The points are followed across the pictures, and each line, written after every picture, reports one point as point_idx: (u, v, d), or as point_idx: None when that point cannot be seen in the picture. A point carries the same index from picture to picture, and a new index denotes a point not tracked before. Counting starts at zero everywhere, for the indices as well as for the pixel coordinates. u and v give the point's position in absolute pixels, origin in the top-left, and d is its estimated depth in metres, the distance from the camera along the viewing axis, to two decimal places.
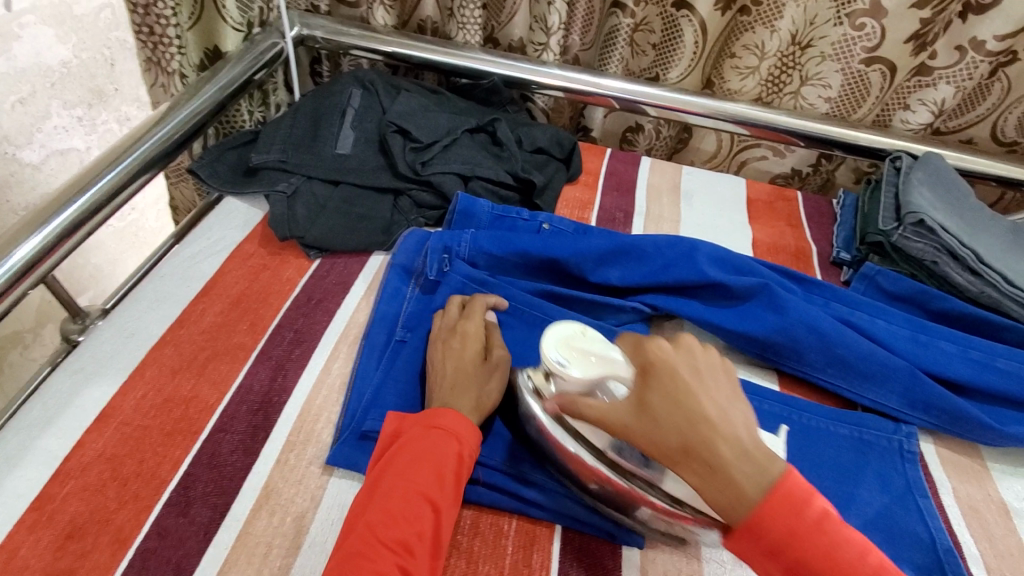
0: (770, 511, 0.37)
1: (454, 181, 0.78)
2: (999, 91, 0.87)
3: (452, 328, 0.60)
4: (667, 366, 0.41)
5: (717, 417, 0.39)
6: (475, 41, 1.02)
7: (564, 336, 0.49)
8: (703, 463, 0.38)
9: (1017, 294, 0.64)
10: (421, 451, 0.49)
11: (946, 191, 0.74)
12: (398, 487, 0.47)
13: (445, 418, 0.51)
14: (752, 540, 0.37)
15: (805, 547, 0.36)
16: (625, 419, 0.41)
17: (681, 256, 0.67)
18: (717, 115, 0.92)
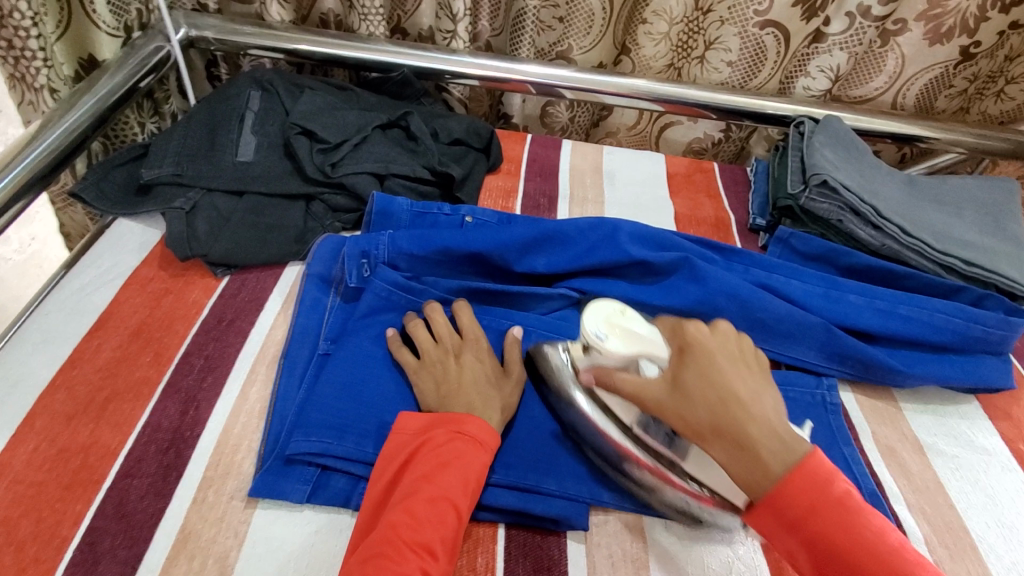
0: (793, 485, 0.41)
1: (368, 181, 0.74)
2: (895, 60, 0.90)
3: (457, 341, 0.60)
4: (705, 351, 0.48)
5: (748, 400, 0.45)
6: (380, 33, 0.98)
7: (606, 313, 0.53)
8: (731, 437, 0.44)
9: (914, 244, 0.68)
10: (447, 457, 0.49)
11: (846, 152, 0.77)
12: (421, 489, 0.47)
13: (471, 424, 0.51)
14: (775, 515, 0.42)
15: (828, 522, 0.40)
16: (662, 395, 0.48)
17: (605, 238, 0.67)
18: (632, 93, 0.93)
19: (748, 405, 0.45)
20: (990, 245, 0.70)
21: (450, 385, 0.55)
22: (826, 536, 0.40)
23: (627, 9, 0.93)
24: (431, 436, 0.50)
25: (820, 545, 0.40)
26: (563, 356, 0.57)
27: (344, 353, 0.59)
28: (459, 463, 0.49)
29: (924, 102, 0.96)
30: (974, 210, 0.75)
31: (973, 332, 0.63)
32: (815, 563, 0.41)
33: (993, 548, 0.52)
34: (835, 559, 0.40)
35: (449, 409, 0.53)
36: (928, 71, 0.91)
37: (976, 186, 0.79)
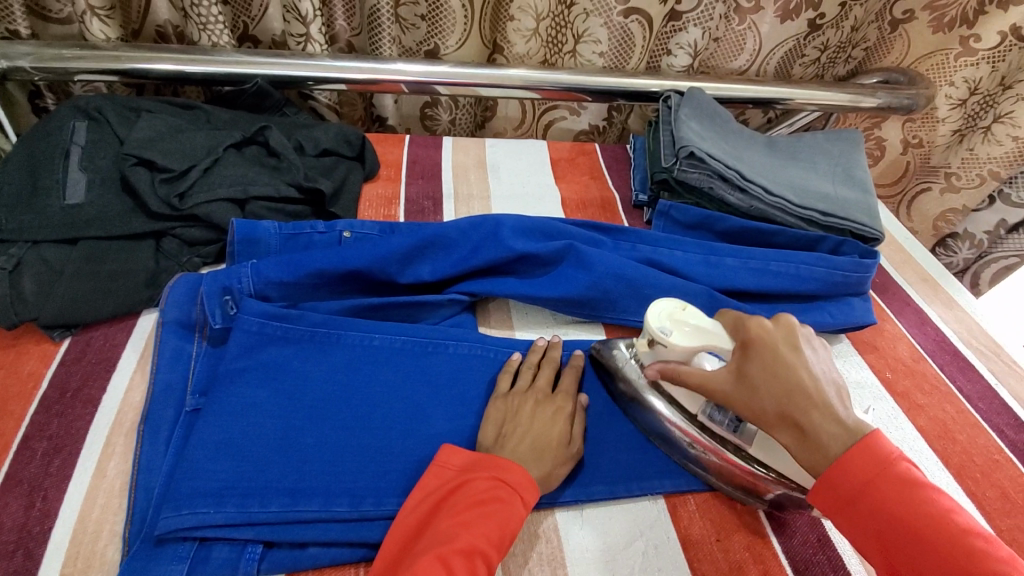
0: (851, 461, 0.42)
1: (225, 208, 0.67)
2: (753, 40, 0.96)
3: (547, 389, 0.57)
4: (770, 344, 0.48)
5: (814, 388, 0.46)
6: (225, 42, 0.90)
7: (667, 310, 0.53)
8: (797, 424, 0.45)
9: (777, 203, 0.72)
10: (487, 504, 0.46)
11: (710, 121, 0.81)
12: (458, 536, 0.44)
13: (513, 475, 0.48)
14: (828, 490, 0.43)
15: (884, 492, 0.41)
16: (726, 387, 0.48)
17: (487, 238, 0.65)
18: (503, 83, 0.91)
19: (814, 392, 0.45)
20: (843, 194, 0.76)
21: (513, 422, 0.54)
22: (884, 511, 0.41)
23: (491, 8, 0.91)
24: (471, 480, 0.48)
25: (877, 514, 0.41)
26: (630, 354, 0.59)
27: (214, 405, 0.53)
28: (496, 511, 0.46)
29: (782, 71, 1.01)
30: (826, 163, 0.81)
31: (834, 278, 0.68)
32: (877, 536, 0.42)
33: None
34: (895, 531, 0.41)
35: (495, 455, 0.51)
36: (781, 45, 0.97)
37: (826, 140, 0.85)
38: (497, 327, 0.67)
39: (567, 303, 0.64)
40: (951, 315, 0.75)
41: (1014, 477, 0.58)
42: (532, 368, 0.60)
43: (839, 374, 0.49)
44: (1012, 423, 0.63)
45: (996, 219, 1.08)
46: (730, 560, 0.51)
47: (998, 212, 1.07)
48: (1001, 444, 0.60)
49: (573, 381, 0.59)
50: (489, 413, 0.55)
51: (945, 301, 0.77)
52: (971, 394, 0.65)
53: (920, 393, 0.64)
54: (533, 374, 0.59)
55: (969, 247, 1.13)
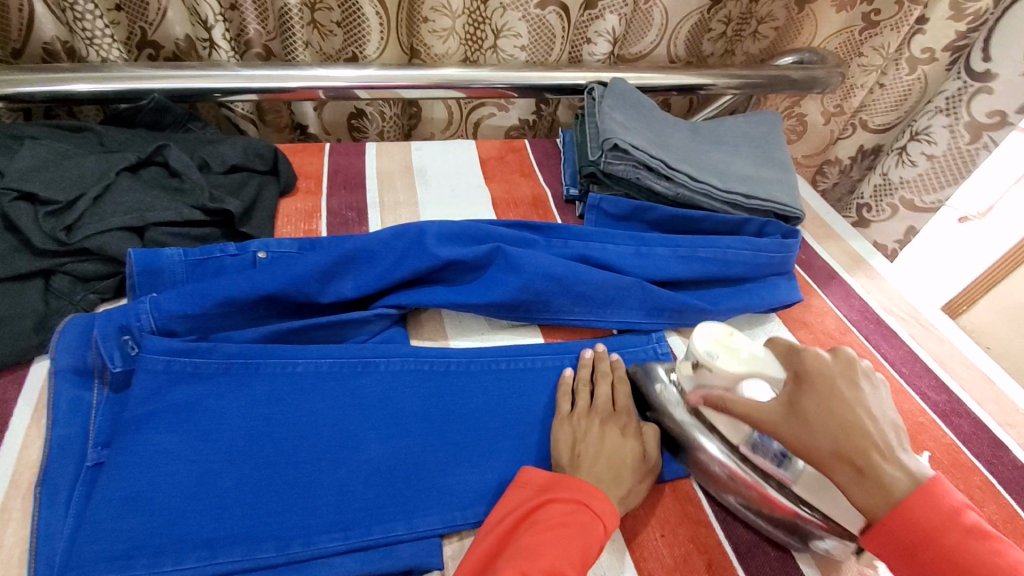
0: (913, 510, 0.39)
1: (122, 238, 0.62)
2: (659, 14, 0.95)
3: (607, 408, 0.57)
4: (827, 378, 0.45)
5: (872, 427, 0.43)
6: (116, 57, 0.83)
7: (714, 333, 0.52)
8: (857, 466, 0.42)
9: (702, 188, 0.73)
10: (571, 527, 0.45)
11: (633, 110, 0.80)
12: (541, 556, 0.42)
13: (597, 499, 0.47)
14: (886, 542, 0.40)
15: (950, 544, 0.38)
16: (777, 418, 0.45)
17: (410, 247, 0.63)
18: (427, 86, 0.88)
19: (872, 431, 0.43)
20: (764, 176, 0.77)
21: (584, 443, 0.53)
22: (947, 564, 0.38)
23: (405, 13, 0.89)
24: (554, 500, 0.47)
25: (942, 569, 0.38)
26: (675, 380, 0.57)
27: (118, 457, 0.49)
28: (577, 534, 0.44)
29: (693, 48, 1.02)
30: (747, 145, 0.83)
31: (759, 260, 0.69)
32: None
33: None
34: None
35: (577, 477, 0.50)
36: (688, 19, 0.96)
37: (746, 123, 0.87)
38: (431, 338, 0.65)
39: (499, 307, 0.63)
40: (873, 285, 0.78)
41: (938, 438, 0.60)
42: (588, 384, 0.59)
43: (899, 418, 0.46)
44: (933, 384, 0.66)
45: (903, 227, 1.11)
46: (675, 555, 0.50)
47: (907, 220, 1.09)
48: (924, 406, 0.63)
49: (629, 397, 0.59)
50: (558, 435, 0.54)
51: (866, 271, 0.80)
52: (895, 360, 0.68)
53: None
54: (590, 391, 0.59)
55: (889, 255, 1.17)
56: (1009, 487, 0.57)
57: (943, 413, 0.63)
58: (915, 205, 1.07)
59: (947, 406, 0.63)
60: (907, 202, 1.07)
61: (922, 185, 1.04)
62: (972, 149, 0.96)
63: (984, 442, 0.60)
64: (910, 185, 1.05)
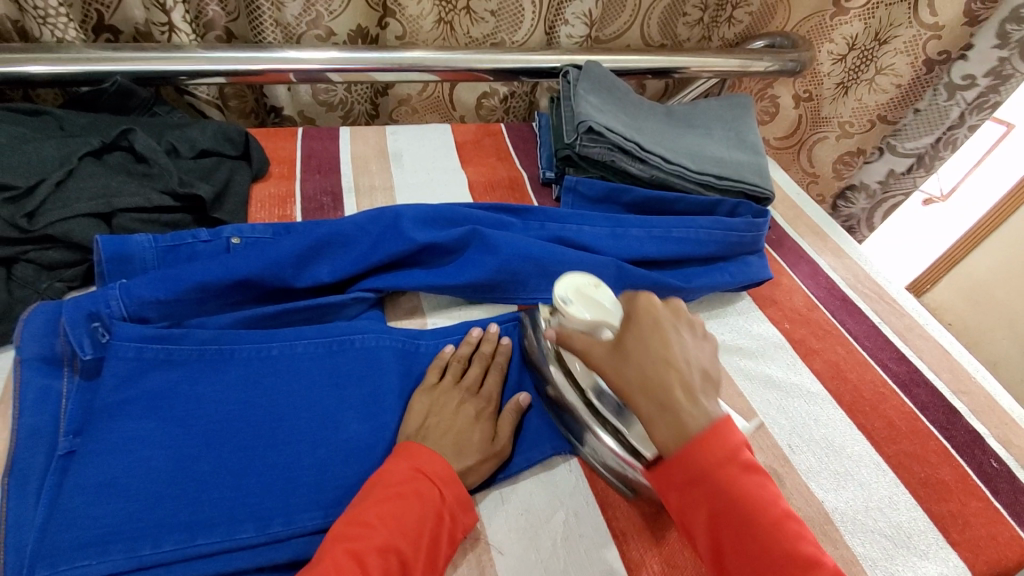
0: (703, 448, 0.43)
1: (88, 225, 0.60)
2: None
3: (473, 388, 0.57)
4: (653, 317, 0.48)
5: (681, 366, 0.46)
6: (75, 37, 0.79)
7: (578, 283, 0.53)
8: (660, 400, 0.45)
9: (675, 170, 0.74)
10: (403, 496, 0.46)
11: (608, 93, 0.81)
12: (374, 529, 0.44)
13: (430, 464, 0.48)
14: (675, 472, 0.43)
15: (728, 479, 0.42)
16: (604, 355, 0.48)
17: (387, 230, 0.63)
18: (399, 67, 0.87)
19: (680, 368, 0.46)
20: (736, 157, 0.79)
21: (484, 415, 0.54)
22: (720, 497, 0.42)
23: None
24: (389, 470, 0.48)
25: (713, 502, 0.42)
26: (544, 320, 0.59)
27: (89, 445, 0.48)
28: (414, 504, 0.46)
29: (665, 31, 1.03)
30: (721, 128, 0.84)
31: (731, 239, 0.71)
32: (709, 517, 0.42)
33: (774, 420, 0.60)
34: (725, 513, 0.42)
35: (411, 441, 0.50)
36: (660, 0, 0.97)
37: (719, 106, 0.88)
38: (407, 320, 0.65)
39: (477, 288, 0.63)
40: (839, 263, 0.81)
41: (898, 406, 0.63)
42: (462, 361, 0.59)
43: (712, 363, 0.49)
44: (894, 355, 0.69)
45: (886, 168, 1.15)
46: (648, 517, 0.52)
47: (888, 163, 1.14)
48: (885, 376, 0.66)
49: (498, 380, 0.58)
50: (414, 405, 0.54)
51: (834, 250, 0.83)
52: (859, 334, 0.71)
53: (815, 339, 0.69)
54: (462, 368, 0.58)
55: (867, 198, 1.20)
56: (961, 449, 0.60)
57: (902, 382, 0.66)
58: (897, 151, 1.12)
59: (906, 376, 0.67)
60: (890, 147, 1.12)
61: (906, 135, 1.10)
62: (948, 105, 1.03)
63: (939, 409, 0.64)
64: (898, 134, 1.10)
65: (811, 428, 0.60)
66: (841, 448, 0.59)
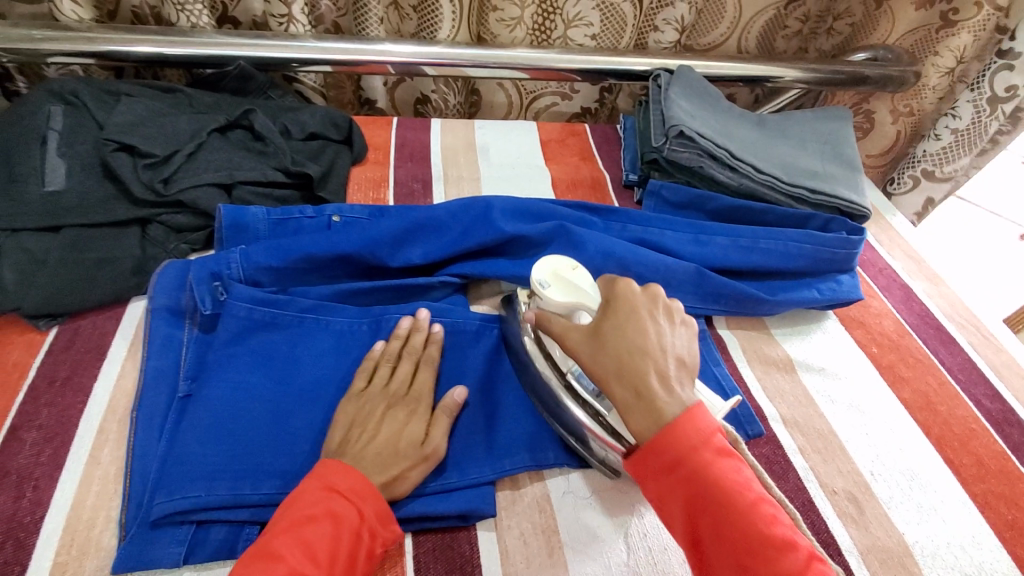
0: (676, 431, 0.42)
1: (213, 194, 0.66)
2: (733, 7, 0.94)
3: (403, 390, 0.54)
4: (630, 306, 0.49)
5: (657, 353, 0.46)
6: (205, 23, 0.87)
7: (554, 266, 0.54)
8: (636, 386, 0.45)
9: (765, 180, 0.73)
10: (311, 520, 0.43)
11: (700, 99, 0.80)
12: (283, 563, 0.40)
13: (344, 481, 0.45)
14: (651, 459, 0.42)
15: (699, 464, 0.41)
16: (580, 341, 0.49)
17: (477, 219, 0.66)
18: (492, 64, 0.89)
19: (656, 358, 0.46)
20: (830, 172, 0.77)
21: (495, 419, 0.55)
22: (694, 483, 0.41)
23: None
24: (304, 490, 0.45)
25: (687, 486, 0.41)
26: (522, 303, 0.58)
27: (205, 391, 0.53)
28: (327, 528, 0.43)
29: (765, 43, 1.01)
30: (815, 141, 0.82)
31: (822, 255, 0.69)
32: (686, 507, 0.41)
33: (855, 445, 0.58)
34: (703, 501, 0.41)
35: (323, 459, 0.47)
36: (762, 13, 0.95)
37: (814, 118, 0.86)
38: (488, 306, 0.68)
39: None
40: (933, 290, 0.76)
41: (989, 444, 0.60)
42: (392, 360, 0.55)
43: (694, 349, 0.49)
44: (988, 393, 0.65)
45: (922, 199, 1.09)
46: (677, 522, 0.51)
47: (924, 192, 1.08)
48: (978, 413, 0.62)
49: (430, 377, 0.55)
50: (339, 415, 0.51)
51: (929, 276, 0.78)
52: (951, 366, 0.67)
53: (904, 366, 0.66)
54: (392, 367, 0.55)
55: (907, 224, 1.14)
56: None
57: (995, 421, 0.62)
58: (933, 178, 1.05)
59: (1000, 415, 0.63)
60: (924, 173, 1.06)
61: (940, 159, 1.02)
62: (990, 120, 0.95)
63: None
64: (931, 159, 1.03)
65: (894, 456, 0.58)
66: (925, 481, 0.56)
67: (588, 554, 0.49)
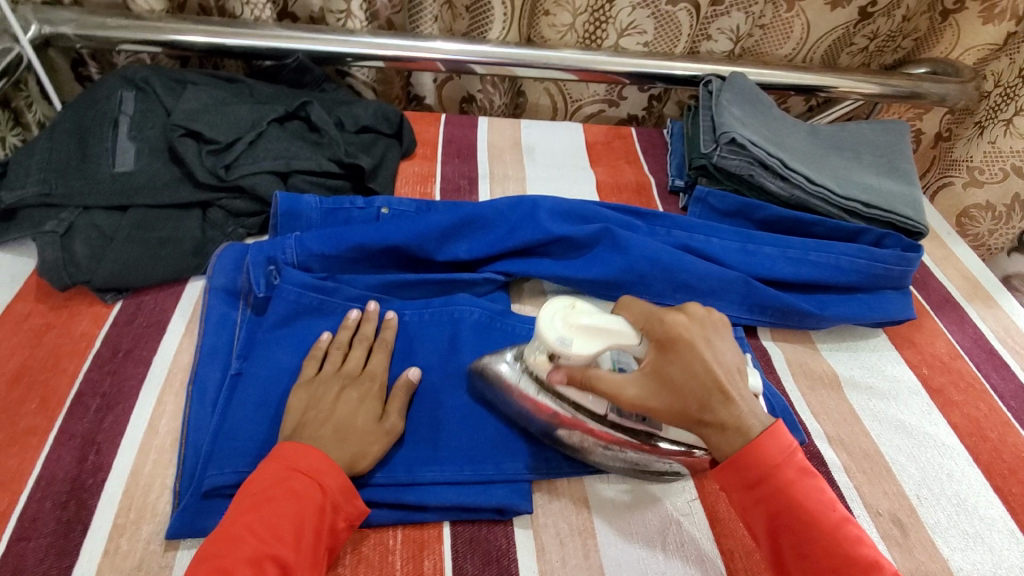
0: (762, 449, 0.43)
1: (270, 181, 0.68)
2: (800, 28, 0.94)
3: (355, 371, 0.55)
4: (685, 341, 0.46)
5: (726, 379, 0.45)
6: (267, 17, 0.89)
7: (561, 312, 0.48)
8: (721, 423, 0.44)
9: (818, 192, 0.71)
10: (270, 503, 0.44)
11: (752, 105, 0.79)
12: (244, 544, 0.41)
13: (303, 459, 0.46)
14: (737, 475, 0.44)
15: (783, 482, 0.43)
16: (646, 391, 0.46)
17: (524, 218, 0.66)
18: (541, 66, 0.90)
19: (728, 388, 0.45)
20: (887, 187, 0.75)
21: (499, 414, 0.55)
22: (779, 500, 0.43)
23: (529, 2, 0.90)
24: (264, 472, 0.46)
25: (774, 503, 0.43)
26: (512, 363, 0.54)
27: (257, 369, 0.55)
28: (288, 508, 0.44)
29: (828, 59, 0.99)
30: (870, 154, 0.80)
31: (875, 271, 0.67)
32: (770, 520, 0.43)
33: (902, 467, 0.56)
34: (785, 517, 0.43)
35: (285, 441, 0.48)
36: (830, 33, 0.94)
37: (870, 130, 0.83)
38: (530, 305, 0.68)
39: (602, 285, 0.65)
40: (989, 313, 0.74)
41: None
42: (342, 347, 0.56)
43: (740, 357, 0.48)
44: None
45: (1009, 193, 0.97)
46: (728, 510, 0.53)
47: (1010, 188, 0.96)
48: None
49: (384, 360, 0.56)
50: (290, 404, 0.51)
51: (984, 299, 0.75)
52: (1005, 393, 0.64)
53: (955, 390, 0.64)
54: (344, 354, 0.56)
55: (994, 220, 1.01)
56: None
57: None
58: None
59: None
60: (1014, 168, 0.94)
61: None
62: None
63: None
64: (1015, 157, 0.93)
65: (942, 481, 0.56)
66: (973, 508, 0.54)
67: (623, 557, 0.49)
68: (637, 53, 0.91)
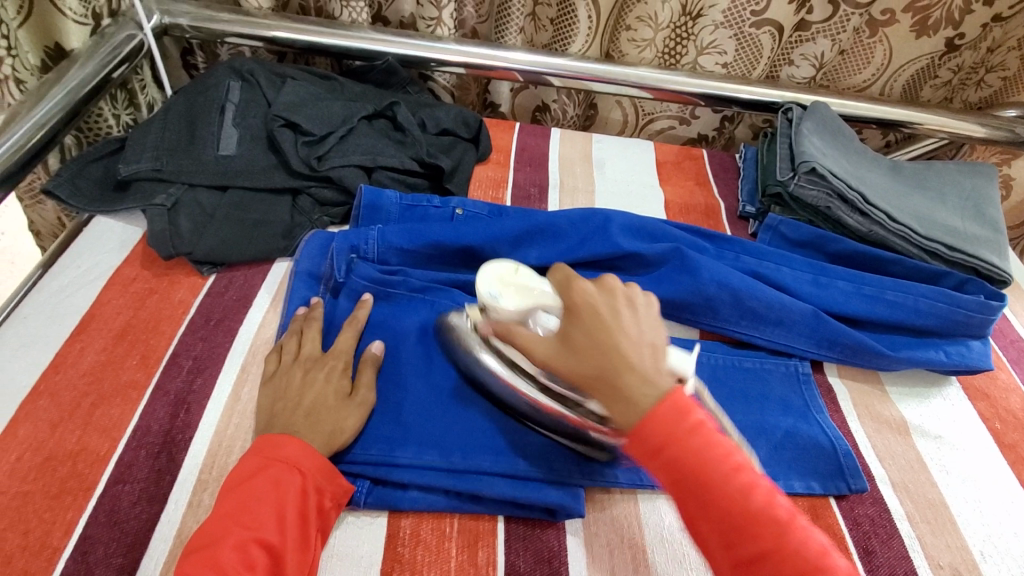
0: (658, 416, 0.40)
1: (356, 174, 0.73)
2: (882, 53, 0.91)
3: (315, 354, 0.56)
4: (590, 307, 0.46)
5: (629, 347, 0.44)
6: (363, 20, 0.95)
7: (499, 273, 0.56)
8: (609, 388, 0.43)
9: (898, 230, 0.70)
10: (251, 492, 0.46)
11: (832, 137, 0.78)
12: (230, 531, 0.43)
13: (281, 449, 0.48)
14: (638, 445, 0.41)
15: (682, 448, 0.39)
16: (550, 352, 0.47)
17: (596, 230, 0.68)
18: (619, 82, 0.91)
19: (625, 355, 0.44)
20: (970, 230, 0.72)
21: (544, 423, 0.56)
22: (680, 468, 0.39)
23: (613, 18, 0.92)
24: (246, 463, 0.48)
25: (671, 472, 0.39)
26: (466, 320, 0.58)
27: None
28: (269, 496, 0.46)
29: (909, 92, 0.96)
30: (955, 195, 0.77)
31: (955, 316, 0.65)
32: (676, 492, 0.40)
33: (970, 522, 0.54)
34: (686, 485, 0.39)
35: (267, 433, 0.50)
36: (913, 63, 0.91)
37: (956, 171, 0.81)
38: None
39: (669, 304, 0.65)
40: None
41: None
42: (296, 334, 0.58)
43: (664, 336, 0.46)
44: None
45: None
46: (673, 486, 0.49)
47: None
48: None
49: (351, 336, 0.58)
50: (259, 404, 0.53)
51: None
52: None
53: None
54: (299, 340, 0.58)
55: None
56: None
57: None
58: None
59: None
60: None
61: None
62: None
63: None
64: None
65: (1010, 541, 0.53)
66: None
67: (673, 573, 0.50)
68: (715, 75, 0.91)
